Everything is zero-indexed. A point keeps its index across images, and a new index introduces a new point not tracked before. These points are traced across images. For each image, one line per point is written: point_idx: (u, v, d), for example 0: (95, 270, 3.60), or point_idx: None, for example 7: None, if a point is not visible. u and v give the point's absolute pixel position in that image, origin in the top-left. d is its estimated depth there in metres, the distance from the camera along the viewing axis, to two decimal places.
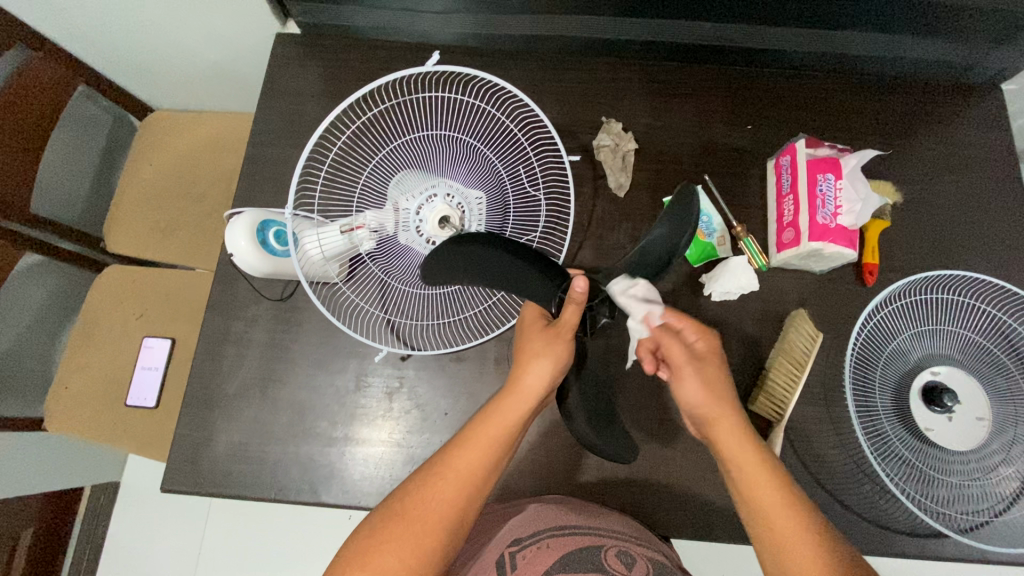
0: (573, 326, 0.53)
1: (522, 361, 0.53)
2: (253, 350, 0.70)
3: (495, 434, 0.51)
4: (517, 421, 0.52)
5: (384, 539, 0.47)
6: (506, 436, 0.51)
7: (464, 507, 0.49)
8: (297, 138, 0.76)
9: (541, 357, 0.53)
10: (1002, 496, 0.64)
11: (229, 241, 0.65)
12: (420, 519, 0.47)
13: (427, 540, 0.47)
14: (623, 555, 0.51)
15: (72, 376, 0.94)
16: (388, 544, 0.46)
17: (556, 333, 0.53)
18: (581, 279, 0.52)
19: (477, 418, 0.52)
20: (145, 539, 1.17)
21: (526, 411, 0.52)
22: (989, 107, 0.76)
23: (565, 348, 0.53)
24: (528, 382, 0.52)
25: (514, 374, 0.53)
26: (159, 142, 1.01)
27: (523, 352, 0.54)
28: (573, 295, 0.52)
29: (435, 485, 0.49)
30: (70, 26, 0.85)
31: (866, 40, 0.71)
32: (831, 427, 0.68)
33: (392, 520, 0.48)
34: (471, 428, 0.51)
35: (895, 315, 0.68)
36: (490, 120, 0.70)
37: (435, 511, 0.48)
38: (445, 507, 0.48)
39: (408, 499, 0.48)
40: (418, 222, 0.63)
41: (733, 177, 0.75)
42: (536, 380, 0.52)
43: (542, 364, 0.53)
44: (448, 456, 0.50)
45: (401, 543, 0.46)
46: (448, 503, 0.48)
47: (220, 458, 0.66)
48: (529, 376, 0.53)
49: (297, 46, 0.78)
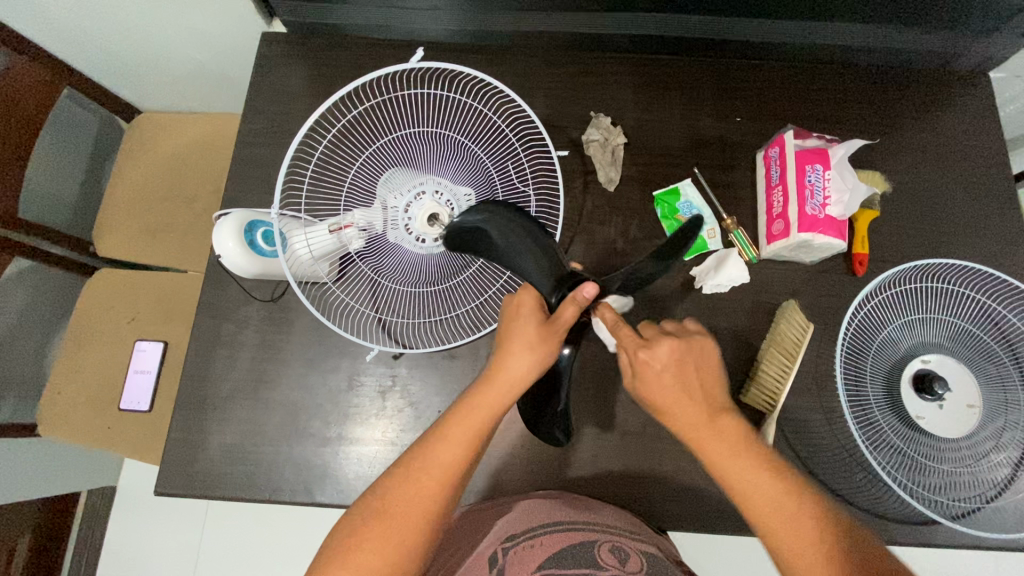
0: (570, 324, 0.52)
1: (505, 351, 0.53)
2: (245, 351, 0.70)
3: (477, 426, 0.51)
4: (497, 412, 0.52)
5: (367, 534, 0.47)
6: (487, 428, 0.51)
7: (447, 497, 0.49)
8: (285, 138, 0.76)
9: (524, 350, 0.53)
10: (994, 482, 0.64)
11: (216, 243, 0.65)
12: (401, 513, 0.47)
13: (410, 533, 0.47)
14: (617, 550, 0.50)
15: (65, 381, 0.93)
16: (372, 539, 0.46)
17: (550, 333, 0.53)
18: (591, 284, 0.52)
19: (457, 409, 0.52)
20: (142, 544, 1.16)
21: (506, 402, 0.52)
22: (976, 96, 0.76)
23: (556, 346, 0.53)
24: (509, 372, 0.52)
25: (496, 365, 0.53)
26: (148, 143, 1.01)
27: (508, 343, 0.54)
28: (578, 296, 0.52)
29: (419, 476, 0.49)
30: (54, 28, 0.84)
31: (854, 31, 0.71)
32: (823, 417, 0.68)
33: (373, 515, 0.47)
34: (451, 419, 0.51)
35: (885, 303, 0.69)
36: (477, 117, 0.70)
37: (416, 505, 0.48)
38: (428, 498, 0.48)
39: (392, 491, 0.48)
40: (407, 219, 0.64)
41: (722, 169, 0.75)
42: (518, 374, 0.52)
43: (523, 356, 0.53)
44: (428, 447, 0.50)
45: (385, 537, 0.46)
46: (432, 493, 0.48)
47: (213, 460, 0.66)
48: (511, 368, 0.53)
49: (283, 45, 0.77)
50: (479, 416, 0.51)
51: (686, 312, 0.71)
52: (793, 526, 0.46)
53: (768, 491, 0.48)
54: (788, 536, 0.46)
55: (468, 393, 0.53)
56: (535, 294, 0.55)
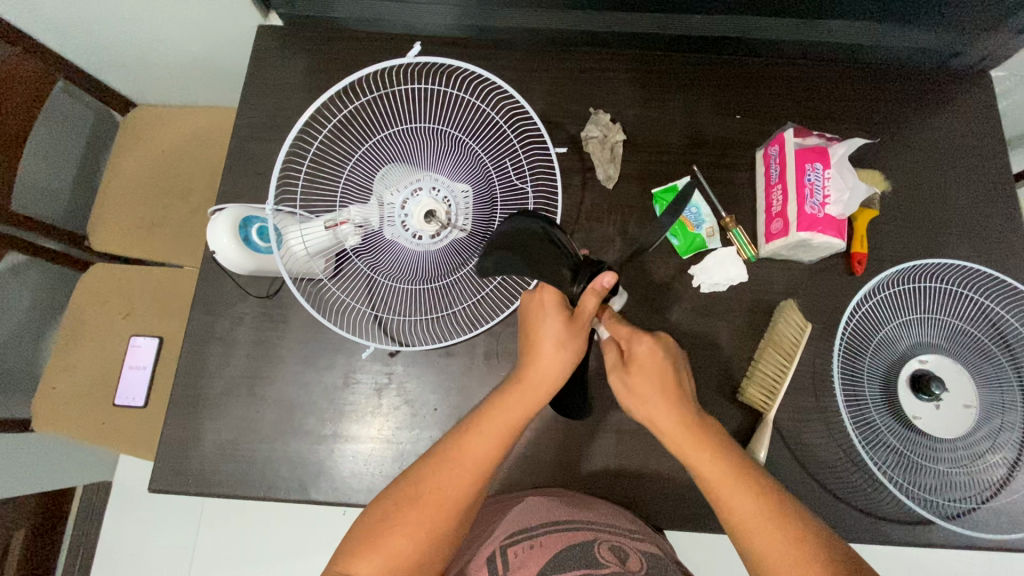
0: (593, 315, 0.52)
1: (537, 350, 0.53)
2: (241, 347, 0.69)
3: (510, 422, 0.51)
4: (531, 409, 0.52)
5: (396, 523, 0.48)
6: (522, 423, 0.52)
7: (475, 492, 0.50)
8: (280, 132, 0.75)
9: (555, 349, 0.53)
10: (990, 483, 0.64)
11: (210, 239, 0.65)
12: (434, 503, 0.48)
13: (438, 525, 0.48)
14: (616, 549, 0.50)
15: (59, 376, 0.93)
16: (402, 528, 0.48)
17: (576, 325, 0.53)
18: (609, 274, 0.51)
19: (492, 406, 0.52)
20: (139, 538, 1.16)
21: (540, 400, 0.52)
22: (977, 94, 0.76)
23: (582, 338, 0.53)
24: (541, 372, 0.53)
25: (528, 362, 0.53)
26: (143, 137, 1.00)
27: (539, 338, 0.53)
28: (596, 287, 0.51)
29: (451, 470, 0.50)
30: (46, 19, 0.83)
31: (853, 28, 0.71)
32: (820, 416, 0.68)
33: (404, 506, 0.48)
34: (484, 414, 0.51)
35: (883, 303, 0.68)
36: (475, 113, 0.70)
37: (448, 496, 0.49)
38: (458, 492, 0.49)
39: (423, 484, 0.49)
40: (404, 216, 0.63)
41: (721, 166, 0.74)
42: (552, 372, 0.53)
43: (553, 357, 0.53)
44: (461, 442, 0.51)
45: (414, 530, 0.48)
46: (463, 488, 0.49)
47: (207, 457, 0.66)
48: (545, 365, 0.53)
49: (280, 38, 0.77)
50: (508, 415, 0.51)
51: (683, 311, 0.71)
52: (762, 530, 0.48)
53: (732, 490, 0.50)
54: (761, 537, 0.48)
55: (500, 390, 0.53)
56: (556, 290, 0.53)
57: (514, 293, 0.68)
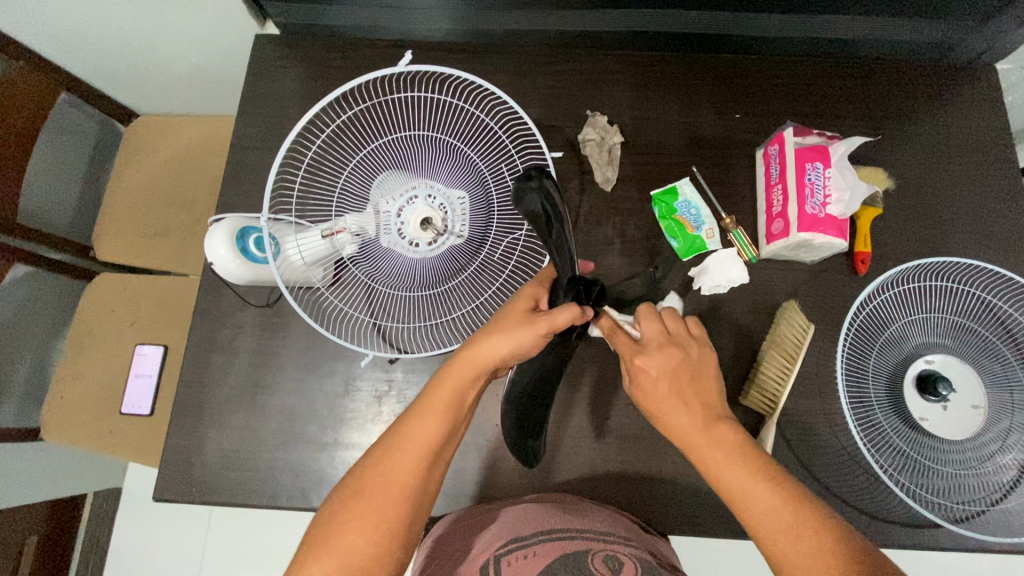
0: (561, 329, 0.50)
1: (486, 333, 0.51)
2: (242, 356, 0.70)
3: (455, 400, 0.50)
4: (469, 386, 0.51)
5: (348, 515, 0.45)
6: (462, 402, 0.50)
7: (424, 473, 0.48)
8: (279, 142, 0.75)
9: (501, 332, 0.51)
10: (999, 485, 0.63)
11: (208, 251, 0.65)
12: (380, 491, 0.46)
13: (392, 510, 0.46)
14: (610, 560, 0.49)
15: (68, 386, 0.94)
16: (352, 523, 0.45)
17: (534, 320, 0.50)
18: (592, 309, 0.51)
19: (436, 383, 0.50)
20: (147, 544, 1.17)
21: (479, 379, 0.51)
22: (982, 88, 0.74)
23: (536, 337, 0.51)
24: (481, 354, 0.50)
25: (466, 343, 0.51)
26: (145, 146, 1.01)
27: (490, 323, 0.52)
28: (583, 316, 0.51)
29: (395, 454, 0.47)
30: (46, 33, 0.83)
31: (855, 24, 0.70)
32: (825, 418, 0.67)
33: (353, 496, 0.46)
34: (427, 394, 0.50)
35: (890, 302, 0.67)
36: (470, 119, 0.70)
37: (396, 481, 0.46)
38: (407, 478, 0.47)
39: (370, 474, 0.47)
40: (400, 224, 0.63)
41: (721, 167, 0.73)
42: (492, 352, 0.50)
43: (497, 338, 0.50)
44: (411, 423, 0.48)
45: (365, 520, 0.45)
46: (411, 473, 0.47)
47: (210, 467, 0.66)
48: (484, 349, 0.50)
49: (277, 47, 0.77)
50: (451, 390, 0.50)
51: (683, 314, 0.70)
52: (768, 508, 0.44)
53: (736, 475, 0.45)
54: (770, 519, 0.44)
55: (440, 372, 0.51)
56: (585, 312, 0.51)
57: (512, 298, 0.68)
